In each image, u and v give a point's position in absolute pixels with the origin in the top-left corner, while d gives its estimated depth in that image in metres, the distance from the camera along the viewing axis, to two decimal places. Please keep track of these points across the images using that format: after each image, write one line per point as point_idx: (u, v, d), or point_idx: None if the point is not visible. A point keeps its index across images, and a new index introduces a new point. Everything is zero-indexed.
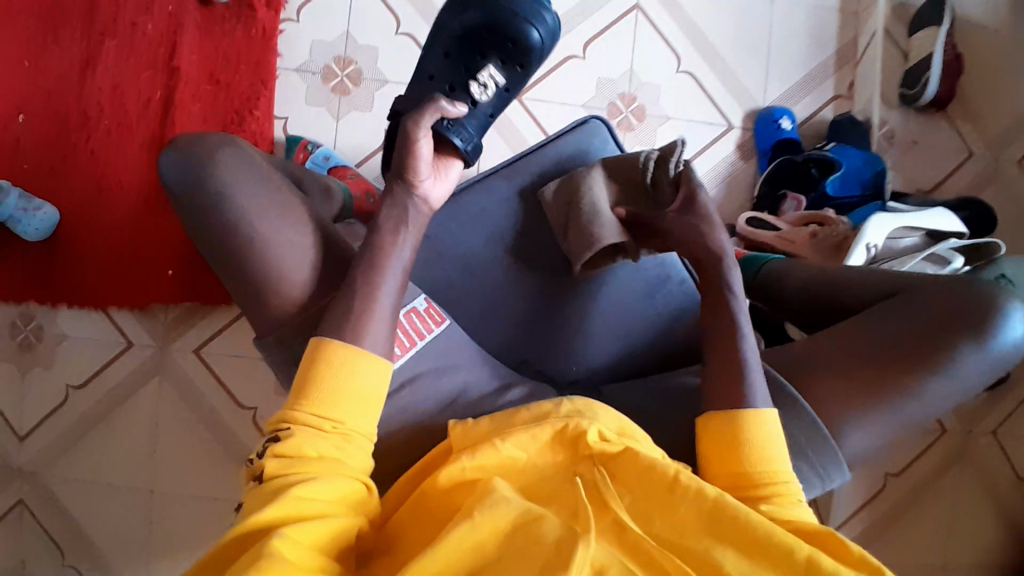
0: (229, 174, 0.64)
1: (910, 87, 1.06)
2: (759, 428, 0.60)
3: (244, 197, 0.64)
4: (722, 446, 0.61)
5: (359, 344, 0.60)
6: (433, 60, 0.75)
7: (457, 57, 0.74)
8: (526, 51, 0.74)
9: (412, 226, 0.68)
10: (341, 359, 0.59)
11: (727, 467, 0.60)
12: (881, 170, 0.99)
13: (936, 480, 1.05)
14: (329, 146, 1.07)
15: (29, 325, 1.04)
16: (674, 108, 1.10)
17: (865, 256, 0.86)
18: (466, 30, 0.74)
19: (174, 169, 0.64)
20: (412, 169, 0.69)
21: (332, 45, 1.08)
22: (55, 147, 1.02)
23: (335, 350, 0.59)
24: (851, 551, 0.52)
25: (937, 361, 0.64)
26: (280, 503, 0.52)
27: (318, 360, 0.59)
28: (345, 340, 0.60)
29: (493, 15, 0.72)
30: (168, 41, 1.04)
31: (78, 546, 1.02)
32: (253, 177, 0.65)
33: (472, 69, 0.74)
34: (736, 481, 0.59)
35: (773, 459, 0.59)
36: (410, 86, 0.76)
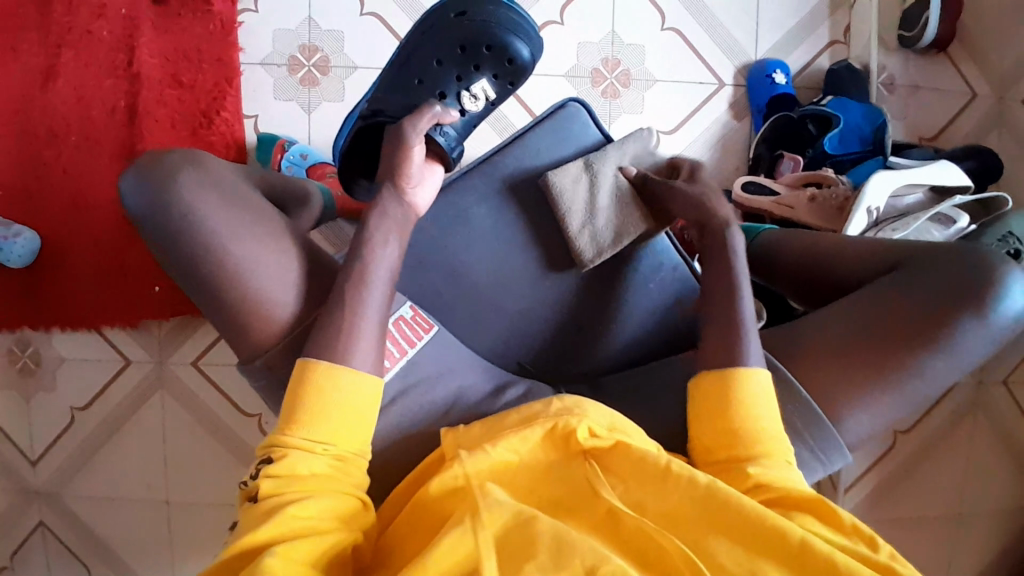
0: (197, 194, 0.58)
1: (910, 28, 1.00)
2: (749, 388, 0.57)
3: (214, 217, 0.58)
4: (710, 406, 0.58)
5: (344, 363, 0.56)
6: (422, 65, 0.71)
7: (450, 63, 0.70)
8: (519, 70, 0.72)
9: (398, 232, 0.63)
10: (326, 374, 0.55)
11: (716, 430, 0.57)
12: (881, 123, 0.93)
13: (944, 434, 1.04)
14: (304, 142, 1.03)
15: (26, 351, 1.03)
16: (661, 70, 1.04)
17: (866, 220, 0.83)
18: (461, 37, 0.69)
19: (136, 197, 0.59)
20: (403, 172, 0.65)
21: (296, 33, 1.03)
22: (27, 169, 0.99)
23: (319, 371, 0.55)
24: (843, 518, 0.51)
25: (939, 336, 0.60)
26: (271, 527, 0.49)
27: (302, 376, 0.55)
28: (332, 361, 0.55)
29: (492, 27, 0.69)
30: (126, 45, 0.99)
31: (104, 559, 1.05)
32: (222, 194, 0.59)
33: (465, 78, 0.71)
34: (722, 442, 0.56)
35: (761, 419, 0.56)
36: (394, 84, 0.71)
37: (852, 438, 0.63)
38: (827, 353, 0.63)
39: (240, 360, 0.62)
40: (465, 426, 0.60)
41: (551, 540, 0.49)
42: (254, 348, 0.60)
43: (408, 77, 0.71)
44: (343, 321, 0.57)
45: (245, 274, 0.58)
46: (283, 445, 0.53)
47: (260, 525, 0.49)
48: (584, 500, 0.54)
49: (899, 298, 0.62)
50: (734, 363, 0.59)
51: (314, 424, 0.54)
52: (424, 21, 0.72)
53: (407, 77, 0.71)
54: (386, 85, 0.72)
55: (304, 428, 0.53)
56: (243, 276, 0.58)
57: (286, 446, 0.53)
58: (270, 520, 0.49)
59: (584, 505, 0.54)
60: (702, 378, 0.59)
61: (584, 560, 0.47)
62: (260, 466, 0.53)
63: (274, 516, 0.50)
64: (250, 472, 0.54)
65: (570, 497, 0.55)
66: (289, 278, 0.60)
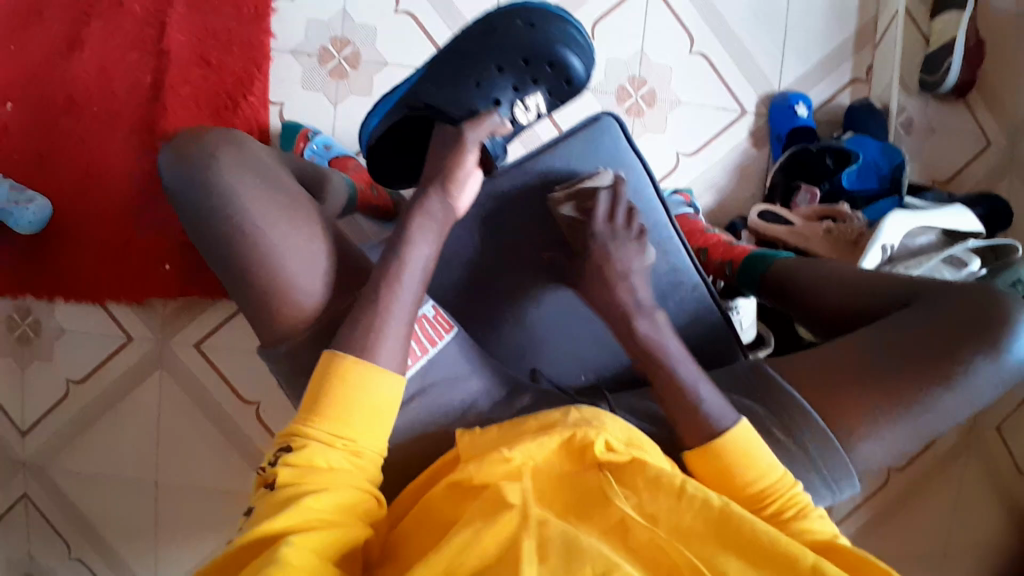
0: (236, 175, 0.58)
1: (931, 72, 1.02)
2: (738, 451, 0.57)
3: (251, 200, 0.58)
4: (715, 474, 0.57)
5: (371, 359, 0.55)
6: (483, 68, 0.69)
7: (510, 71, 0.70)
8: (573, 89, 0.73)
9: (435, 232, 0.63)
10: (353, 367, 0.55)
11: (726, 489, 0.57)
12: (899, 164, 0.96)
13: (938, 472, 1.06)
14: (328, 133, 1.03)
15: (26, 319, 1.02)
16: (685, 92, 1.06)
17: (881, 256, 0.85)
18: (529, 47, 0.70)
19: (173, 174, 0.59)
20: (455, 176, 0.66)
21: (329, 25, 1.03)
22: (45, 137, 0.98)
23: (346, 366, 0.55)
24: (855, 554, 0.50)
25: (952, 374, 0.62)
26: (286, 517, 0.49)
27: (326, 366, 0.55)
28: (359, 356, 0.55)
29: (557, 44, 0.70)
30: (156, 22, 0.99)
31: (87, 536, 1.03)
32: (260, 179, 0.59)
33: (522, 89, 0.70)
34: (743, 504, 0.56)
35: (768, 467, 0.57)
36: (447, 79, 0.69)
37: (860, 469, 0.64)
38: (842, 383, 0.64)
39: (263, 344, 0.62)
40: (481, 429, 0.61)
41: (561, 544, 0.49)
42: (279, 334, 0.60)
43: (464, 77, 0.69)
44: (370, 313, 0.57)
45: (277, 259, 0.58)
46: (303, 436, 0.53)
47: (275, 515, 0.49)
48: (596, 507, 0.54)
49: (911, 334, 0.64)
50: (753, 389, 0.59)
51: (336, 417, 0.53)
52: (487, 21, 0.72)
53: (462, 78, 0.69)
54: (439, 79, 0.70)
55: (325, 420, 0.53)
56: (275, 261, 0.58)
57: (306, 437, 0.53)
58: (285, 511, 0.49)
59: (594, 511, 0.54)
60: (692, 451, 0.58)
61: (595, 566, 0.47)
62: (279, 454, 0.53)
63: (290, 506, 0.49)
64: (268, 459, 0.54)
65: (581, 504, 0.55)
66: (322, 266, 0.60)
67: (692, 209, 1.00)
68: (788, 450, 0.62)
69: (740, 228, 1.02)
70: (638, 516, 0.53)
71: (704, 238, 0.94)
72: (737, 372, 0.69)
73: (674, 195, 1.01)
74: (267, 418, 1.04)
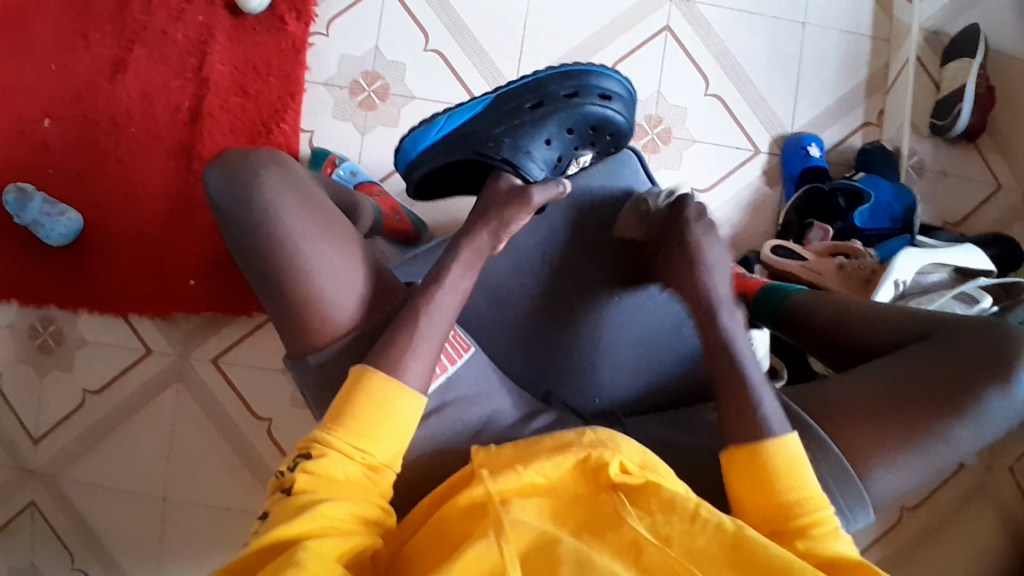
0: (275, 192, 0.60)
1: (941, 117, 1.06)
2: (782, 462, 0.57)
3: (289, 210, 0.61)
4: (751, 477, 0.58)
5: (396, 375, 0.57)
6: (556, 128, 0.69)
7: (577, 134, 0.71)
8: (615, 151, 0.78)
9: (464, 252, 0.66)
10: (381, 383, 0.56)
11: (761, 503, 0.57)
12: (912, 205, 0.98)
13: (955, 516, 1.04)
14: (354, 160, 1.07)
15: (49, 328, 1.04)
16: (700, 131, 1.09)
17: (893, 291, 0.86)
18: (600, 117, 0.71)
19: (214, 185, 0.62)
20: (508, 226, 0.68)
21: (361, 59, 1.08)
22: (83, 154, 1.02)
23: (373, 382, 0.56)
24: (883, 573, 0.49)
25: (967, 405, 0.62)
26: (301, 522, 0.49)
27: (355, 381, 0.56)
28: (387, 373, 0.57)
29: (622, 122, 0.73)
30: (198, 51, 1.04)
31: (90, 550, 1.03)
32: (297, 192, 0.62)
33: (580, 149, 0.73)
34: (773, 514, 0.56)
35: (807, 482, 0.56)
36: (517, 129, 0.68)
37: (875, 499, 0.63)
38: (856, 411, 0.64)
39: (290, 354, 0.64)
40: (496, 446, 0.61)
41: (574, 563, 0.49)
42: (305, 341, 0.62)
43: (537, 134, 0.69)
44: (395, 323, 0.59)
45: (308, 268, 0.60)
46: (324, 446, 0.54)
47: (289, 519, 0.49)
48: (610, 526, 0.54)
49: (928, 369, 0.64)
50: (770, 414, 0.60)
51: (358, 428, 0.55)
52: (562, 72, 0.71)
53: (535, 134, 0.69)
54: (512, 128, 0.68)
55: (348, 431, 0.54)
56: (306, 270, 0.60)
57: (327, 447, 0.54)
58: (302, 516, 0.49)
59: (607, 530, 0.53)
60: (734, 448, 0.59)
61: None
62: (298, 459, 0.54)
63: (306, 512, 0.50)
64: (285, 465, 0.55)
65: (596, 521, 0.54)
66: (350, 277, 0.62)
67: None
68: None
69: (752, 263, 1.04)
70: (652, 537, 0.52)
71: None
72: None
73: None
74: (279, 435, 1.04)
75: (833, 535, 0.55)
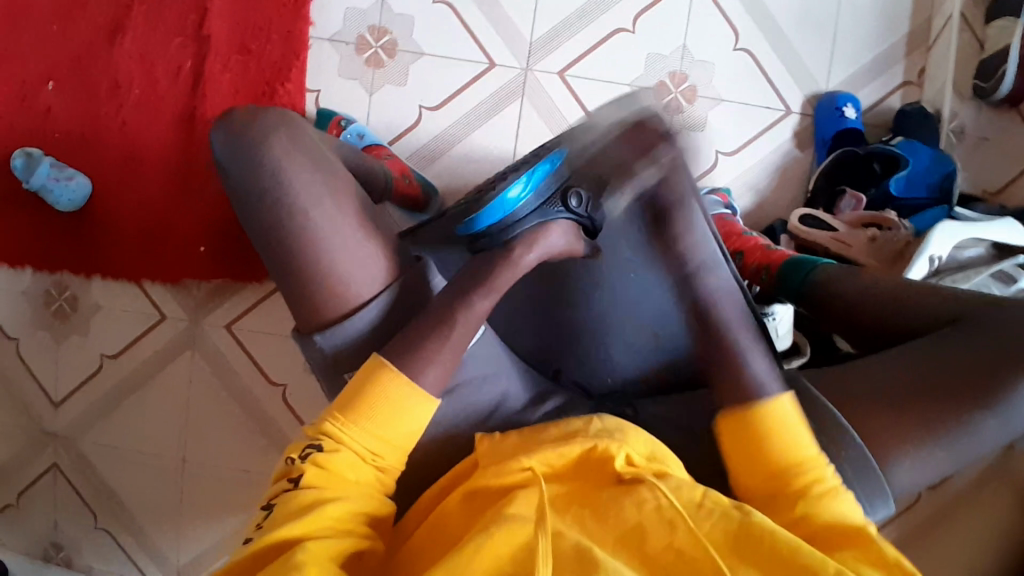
0: (287, 155, 0.59)
1: (985, 79, 0.98)
2: (777, 418, 0.56)
3: (297, 183, 0.58)
4: (746, 439, 0.56)
5: (414, 380, 0.54)
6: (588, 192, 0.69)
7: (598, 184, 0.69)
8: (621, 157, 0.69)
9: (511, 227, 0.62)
10: (396, 382, 0.54)
11: (758, 468, 0.55)
12: (951, 173, 0.93)
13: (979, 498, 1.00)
14: (362, 122, 1.03)
15: (63, 295, 1.04)
16: (727, 90, 1.03)
17: (927, 267, 0.81)
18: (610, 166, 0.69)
19: (220, 155, 0.60)
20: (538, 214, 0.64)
21: (366, 13, 1.03)
22: (87, 116, 0.99)
23: (389, 379, 0.54)
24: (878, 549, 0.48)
25: (995, 396, 0.59)
26: (306, 523, 0.48)
27: (371, 373, 0.54)
28: (401, 371, 0.54)
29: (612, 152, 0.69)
30: (199, 6, 1.00)
31: (113, 510, 1.05)
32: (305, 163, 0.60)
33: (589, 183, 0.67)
34: (772, 479, 0.54)
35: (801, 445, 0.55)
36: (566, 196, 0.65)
37: (898, 490, 0.60)
38: (881, 396, 0.61)
39: (300, 330, 0.61)
40: (501, 434, 0.59)
41: (572, 556, 0.47)
42: (311, 321, 0.60)
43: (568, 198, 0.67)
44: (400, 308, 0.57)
45: (312, 249, 0.58)
46: (332, 441, 0.53)
47: (295, 516, 0.49)
48: (609, 509, 0.51)
49: (957, 351, 0.61)
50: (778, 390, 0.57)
51: (366, 423, 0.53)
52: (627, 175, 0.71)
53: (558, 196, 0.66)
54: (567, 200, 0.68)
55: (356, 426, 0.53)
56: (309, 250, 0.58)
57: (336, 441, 0.53)
58: (306, 515, 0.49)
59: (610, 508, 0.52)
60: (731, 411, 0.57)
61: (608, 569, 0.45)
62: (308, 451, 0.53)
63: (312, 512, 0.49)
64: (294, 453, 0.53)
65: (595, 505, 0.53)
66: (354, 255, 0.59)
67: (729, 211, 0.98)
68: None
69: (779, 233, 1.00)
70: (655, 518, 0.50)
71: (741, 242, 0.92)
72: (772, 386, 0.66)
73: (711, 195, 0.98)
74: (292, 403, 1.04)
75: (833, 495, 0.53)
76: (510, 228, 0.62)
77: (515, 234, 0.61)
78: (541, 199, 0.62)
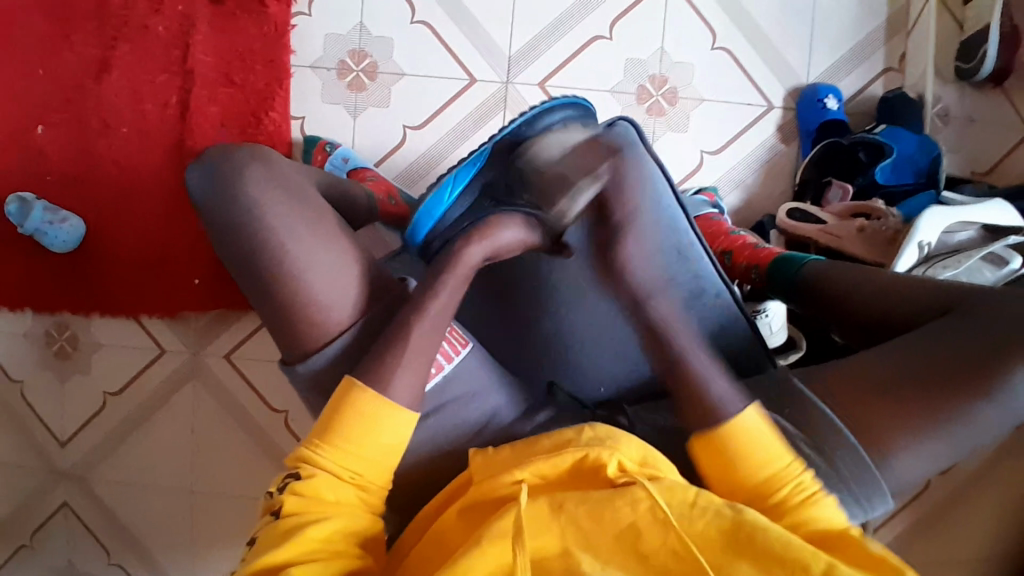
0: (262, 189, 0.60)
1: (966, 60, 0.97)
2: (745, 439, 0.56)
3: (273, 213, 0.59)
4: (719, 463, 0.57)
5: (382, 393, 0.55)
6: None
7: None
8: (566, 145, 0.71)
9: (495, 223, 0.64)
10: (366, 399, 0.54)
11: (734, 486, 0.57)
12: (937, 157, 0.93)
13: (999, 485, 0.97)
14: (347, 145, 1.04)
15: (65, 334, 1.05)
16: (709, 89, 1.03)
17: (917, 255, 0.81)
18: None
19: (201, 189, 0.61)
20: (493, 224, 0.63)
21: (346, 38, 1.04)
22: (78, 157, 1.01)
23: (365, 397, 0.54)
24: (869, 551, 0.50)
25: (987, 383, 0.58)
26: (289, 549, 0.49)
27: (345, 394, 0.55)
28: (375, 389, 0.55)
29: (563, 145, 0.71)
30: (181, 42, 1.01)
31: (125, 544, 1.06)
32: (283, 192, 0.61)
33: None
34: (749, 493, 0.56)
35: (773, 459, 0.56)
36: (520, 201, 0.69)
37: (896, 484, 0.59)
38: (876, 389, 0.60)
39: (286, 360, 0.61)
40: (495, 448, 0.59)
41: None
42: (296, 349, 0.60)
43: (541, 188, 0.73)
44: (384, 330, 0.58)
45: (291, 278, 0.58)
46: (312, 465, 0.53)
47: (278, 544, 0.49)
48: (603, 514, 0.50)
49: (949, 346, 0.60)
50: (732, 414, 0.58)
51: (345, 443, 0.53)
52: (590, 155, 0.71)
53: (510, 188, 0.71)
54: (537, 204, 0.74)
55: (335, 448, 0.53)
56: (288, 279, 0.58)
57: (316, 465, 0.53)
58: (288, 542, 0.49)
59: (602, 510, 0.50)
60: (702, 436, 0.58)
61: None
62: (288, 479, 0.53)
63: (294, 536, 0.49)
64: (275, 485, 0.54)
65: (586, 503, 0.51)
66: (334, 280, 0.59)
67: (717, 210, 0.98)
68: (821, 473, 0.58)
69: (768, 228, 0.99)
70: (649, 519, 0.49)
71: (729, 240, 0.93)
72: (765, 383, 0.66)
73: (698, 195, 0.99)
74: (295, 427, 1.05)
75: (812, 501, 0.54)
76: (442, 228, 0.70)
77: (448, 229, 0.69)
78: (472, 198, 0.69)
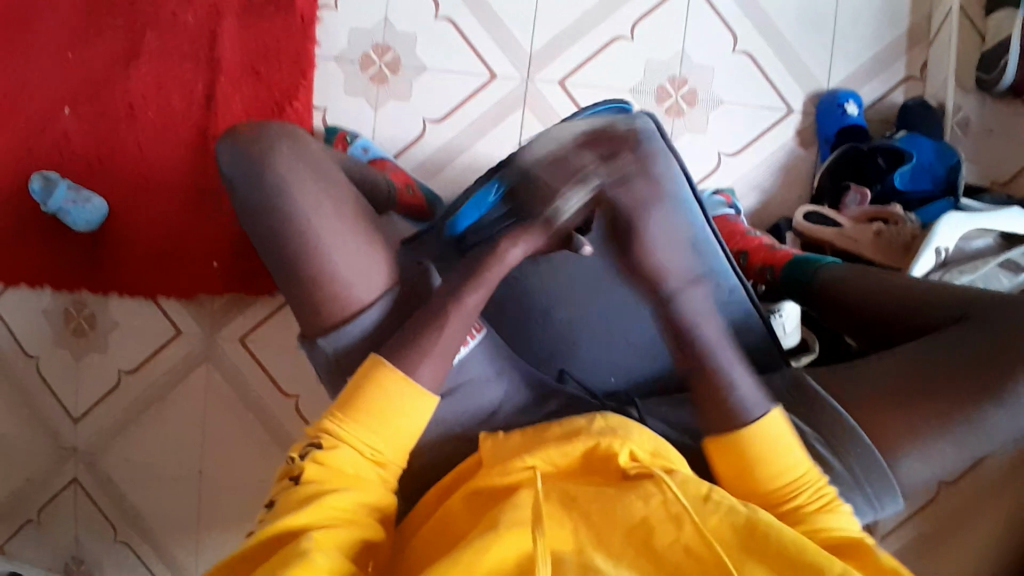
0: (288, 166, 0.60)
1: (987, 71, 0.98)
2: (763, 444, 0.55)
3: (299, 193, 0.60)
4: (736, 467, 0.55)
5: (410, 376, 0.55)
6: None
7: None
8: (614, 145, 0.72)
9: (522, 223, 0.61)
10: (394, 378, 0.55)
11: (749, 491, 0.55)
12: (955, 165, 0.92)
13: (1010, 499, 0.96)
14: (367, 137, 1.05)
15: (82, 313, 1.07)
16: (728, 92, 1.03)
17: (934, 260, 0.81)
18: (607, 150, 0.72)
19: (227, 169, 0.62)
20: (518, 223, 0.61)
21: (370, 32, 1.06)
22: (103, 139, 1.03)
23: (389, 375, 0.55)
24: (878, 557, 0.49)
25: (999, 387, 0.58)
26: (310, 512, 0.49)
27: (371, 369, 0.55)
28: (401, 369, 0.55)
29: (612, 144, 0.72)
30: (208, 31, 1.03)
31: (132, 524, 1.07)
32: (311, 171, 0.61)
33: None
34: (761, 499, 0.54)
35: (792, 462, 0.55)
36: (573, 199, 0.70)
37: (906, 484, 0.59)
38: (896, 392, 0.60)
39: (305, 336, 0.62)
40: (505, 434, 0.59)
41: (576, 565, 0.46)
42: (314, 327, 0.61)
43: None
44: None
45: (312, 257, 0.59)
46: (333, 437, 0.54)
47: (299, 506, 0.50)
48: (616, 501, 0.50)
49: (961, 348, 0.60)
50: (755, 416, 0.56)
51: (368, 418, 0.54)
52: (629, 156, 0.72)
53: None
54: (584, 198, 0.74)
55: (358, 422, 0.54)
56: (309, 258, 0.59)
57: (339, 438, 0.54)
58: (308, 506, 0.50)
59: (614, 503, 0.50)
60: (718, 438, 0.56)
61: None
62: (310, 448, 0.54)
63: (315, 501, 0.50)
64: (296, 451, 0.55)
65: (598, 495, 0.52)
66: (354, 261, 0.60)
67: (733, 211, 0.98)
68: (836, 476, 0.57)
69: (784, 231, 0.99)
70: (661, 513, 0.49)
71: (745, 241, 0.93)
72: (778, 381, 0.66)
73: (714, 196, 0.99)
74: (306, 413, 1.05)
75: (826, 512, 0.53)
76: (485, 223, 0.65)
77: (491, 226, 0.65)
78: None
